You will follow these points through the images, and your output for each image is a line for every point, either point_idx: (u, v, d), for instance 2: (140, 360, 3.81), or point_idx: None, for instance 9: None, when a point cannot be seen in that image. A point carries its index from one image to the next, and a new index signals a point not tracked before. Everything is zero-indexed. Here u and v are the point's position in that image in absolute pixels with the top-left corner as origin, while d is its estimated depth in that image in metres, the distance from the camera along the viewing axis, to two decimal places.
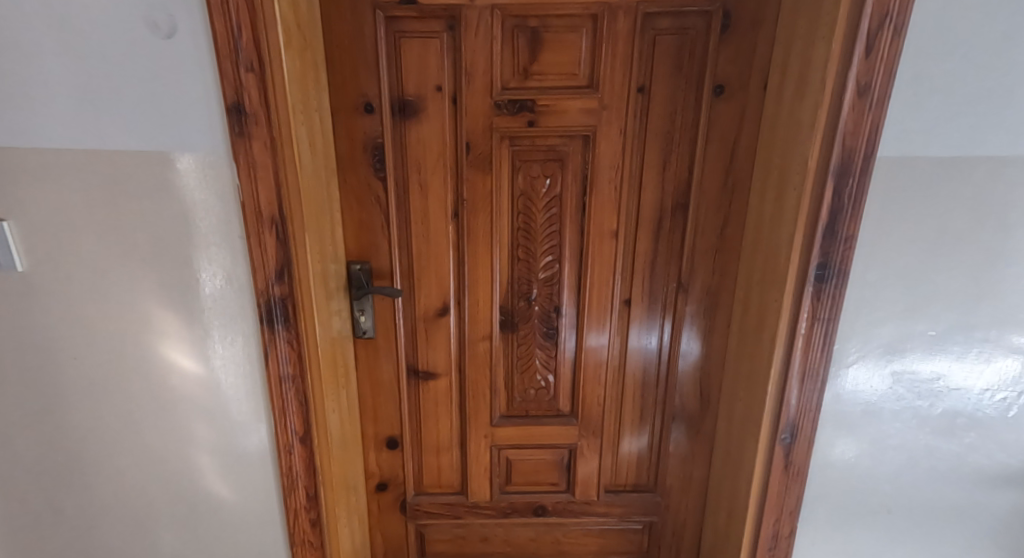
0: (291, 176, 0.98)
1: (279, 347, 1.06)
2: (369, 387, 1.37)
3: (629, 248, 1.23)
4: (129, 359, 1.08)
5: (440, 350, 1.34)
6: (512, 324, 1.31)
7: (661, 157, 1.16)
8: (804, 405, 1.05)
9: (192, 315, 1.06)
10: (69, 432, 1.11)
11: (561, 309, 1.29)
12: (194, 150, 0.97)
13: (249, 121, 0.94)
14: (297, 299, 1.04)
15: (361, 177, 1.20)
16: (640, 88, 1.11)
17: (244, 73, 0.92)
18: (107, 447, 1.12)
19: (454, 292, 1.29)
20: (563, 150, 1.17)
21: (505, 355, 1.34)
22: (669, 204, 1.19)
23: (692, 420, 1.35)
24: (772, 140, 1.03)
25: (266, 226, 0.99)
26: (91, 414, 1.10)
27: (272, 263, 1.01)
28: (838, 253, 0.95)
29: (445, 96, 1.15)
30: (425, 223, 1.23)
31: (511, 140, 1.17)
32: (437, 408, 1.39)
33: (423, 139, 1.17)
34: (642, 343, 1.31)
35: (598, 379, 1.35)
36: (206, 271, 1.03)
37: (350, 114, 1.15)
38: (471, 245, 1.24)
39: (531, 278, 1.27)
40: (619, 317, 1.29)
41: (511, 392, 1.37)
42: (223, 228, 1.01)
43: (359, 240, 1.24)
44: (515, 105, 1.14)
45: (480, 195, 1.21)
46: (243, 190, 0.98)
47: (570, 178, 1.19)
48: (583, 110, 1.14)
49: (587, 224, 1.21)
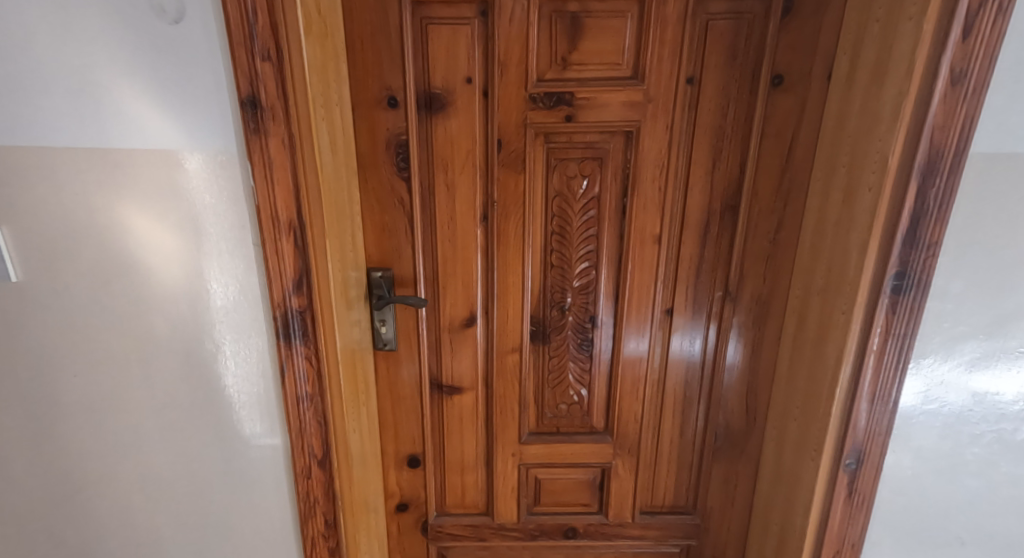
0: (309, 177, 0.89)
1: (296, 363, 0.98)
2: (389, 402, 1.28)
3: (672, 255, 1.14)
4: (133, 377, 0.99)
5: (466, 362, 1.25)
6: (544, 334, 1.22)
7: (710, 155, 1.06)
8: (874, 428, 0.95)
9: (203, 329, 0.97)
10: (69, 455, 1.02)
11: (596, 319, 1.20)
12: (204, 149, 0.88)
13: (265, 116, 0.85)
14: (316, 311, 0.96)
15: (383, 177, 1.11)
16: (689, 79, 1.02)
17: (260, 62, 0.83)
18: (111, 470, 1.03)
19: (481, 300, 1.20)
20: (603, 147, 1.08)
21: (536, 368, 1.25)
22: (717, 206, 1.09)
23: (735, 439, 1.25)
24: (840, 136, 0.93)
25: (283, 232, 0.91)
26: (93, 434, 1.01)
27: (289, 272, 0.93)
28: (918, 261, 0.86)
29: (475, 89, 1.06)
30: (452, 227, 1.14)
31: (546, 136, 1.08)
32: (462, 424, 1.30)
33: (451, 136, 1.08)
34: (683, 354, 1.21)
35: (634, 394, 1.25)
36: (217, 282, 0.95)
37: (372, 108, 1.07)
38: (500, 250, 1.15)
39: (565, 286, 1.18)
40: (659, 328, 1.20)
41: (541, 407, 1.28)
42: (236, 234, 0.92)
43: (380, 245, 1.16)
44: (552, 98, 1.05)
45: (511, 198, 1.12)
46: (258, 193, 0.88)
47: (609, 179, 1.10)
48: (626, 104, 1.04)
49: (627, 228, 1.12)
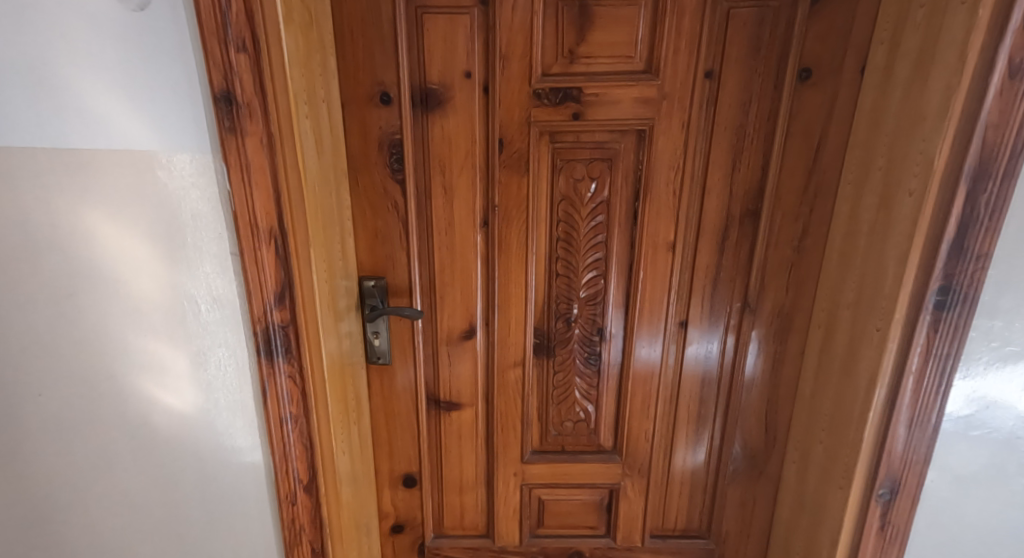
0: (291, 182, 0.82)
1: (279, 382, 0.91)
2: (383, 418, 1.20)
3: (687, 264, 1.05)
4: (103, 402, 0.89)
5: (465, 377, 1.17)
6: (548, 348, 1.14)
7: (730, 157, 0.98)
8: (911, 456, 0.87)
9: (179, 346, 0.89)
10: (27, 500, 0.90)
11: (604, 332, 1.12)
12: (175, 151, 0.80)
13: (241, 113, 0.77)
14: (299, 327, 0.88)
15: (376, 179, 1.03)
16: (708, 73, 0.94)
17: (234, 53, 0.75)
18: (80, 512, 0.92)
19: (481, 311, 1.12)
20: (613, 147, 1.00)
21: (540, 383, 1.17)
22: (737, 211, 1.01)
23: (754, 460, 1.16)
24: (876, 136, 0.85)
25: (264, 241, 0.83)
26: (56, 473, 0.90)
27: (270, 284, 0.85)
28: (965, 274, 0.77)
29: (474, 84, 0.98)
30: (449, 233, 1.06)
31: (552, 135, 1.00)
32: (461, 441, 1.22)
33: (449, 135, 1.00)
34: (697, 369, 1.13)
35: (645, 412, 1.17)
36: (191, 296, 0.86)
37: (364, 105, 0.99)
38: (502, 258, 1.07)
39: (571, 296, 1.10)
40: (672, 342, 1.11)
41: (545, 425, 1.20)
42: (213, 242, 0.84)
43: (373, 252, 1.08)
44: (558, 95, 0.97)
45: (514, 202, 1.04)
46: (234, 198, 0.81)
47: (620, 181, 1.02)
48: (638, 100, 0.96)
49: (638, 234, 1.04)
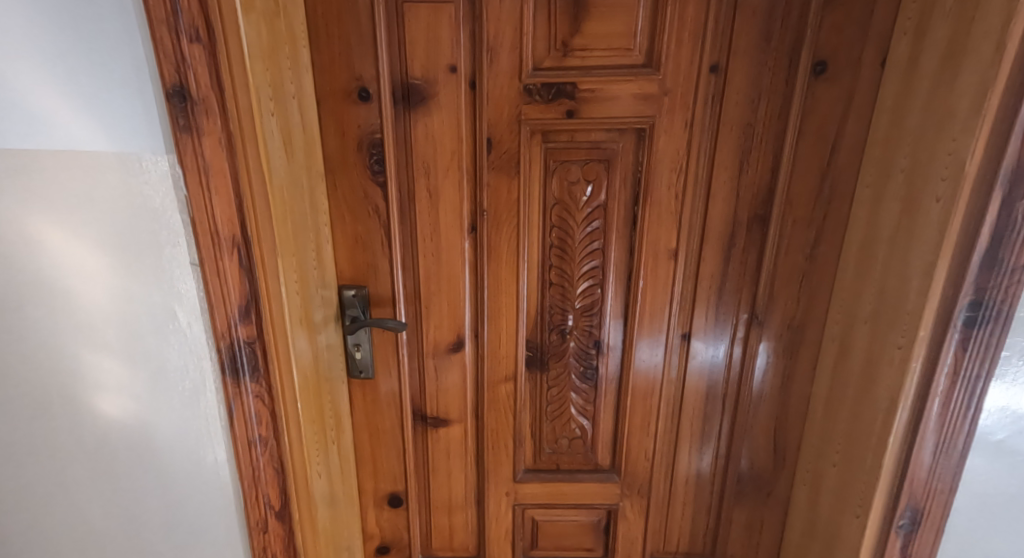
0: (255, 187, 0.75)
1: (246, 403, 0.83)
2: (367, 434, 1.13)
3: (691, 273, 0.98)
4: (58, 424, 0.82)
5: (453, 392, 1.10)
6: (542, 361, 1.07)
7: (737, 158, 0.90)
8: (934, 485, 0.79)
9: (137, 363, 0.82)
10: None
11: (601, 344, 1.05)
12: (125, 153, 0.73)
13: (197, 110, 0.71)
14: (267, 343, 0.81)
15: (355, 182, 0.96)
16: (713, 67, 0.86)
17: (187, 43, 0.68)
18: (37, 536, 0.86)
19: (469, 322, 1.05)
20: (610, 147, 0.92)
21: (533, 398, 1.10)
22: (744, 216, 0.93)
23: (761, 481, 1.09)
24: (898, 136, 0.78)
25: (227, 251, 0.76)
26: (12, 496, 0.84)
27: (234, 297, 0.78)
28: (998, 288, 0.70)
29: (460, 78, 0.90)
30: (435, 239, 0.99)
31: (545, 134, 0.93)
32: (449, 459, 1.15)
33: (433, 134, 0.93)
34: (700, 386, 1.06)
35: (645, 429, 1.10)
36: (148, 308, 0.79)
37: (341, 102, 0.91)
38: (492, 266, 1.00)
39: (566, 306, 1.03)
40: (674, 356, 1.04)
41: (539, 442, 1.13)
42: (170, 250, 0.77)
43: (353, 260, 1.01)
44: (551, 91, 0.90)
45: (504, 206, 0.96)
46: (192, 203, 0.74)
47: (618, 184, 0.94)
48: (638, 96, 0.89)
49: (637, 240, 0.96)
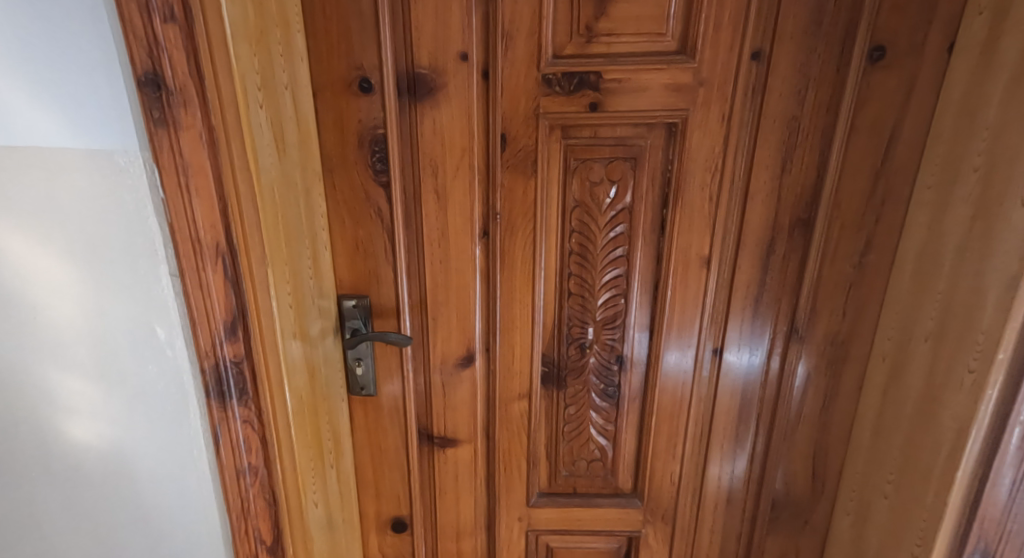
0: (240, 189, 0.67)
1: (233, 429, 0.75)
2: (368, 455, 1.05)
3: (724, 283, 0.89)
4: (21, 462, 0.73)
5: (462, 410, 1.01)
6: (559, 378, 0.98)
7: (780, 156, 0.80)
8: (1011, 526, 0.69)
9: (112, 386, 0.73)
10: None
11: (624, 359, 0.96)
12: (96, 150, 0.65)
13: (174, 101, 0.62)
14: (256, 363, 0.73)
15: (356, 182, 0.87)
16: (755, 53, 0.76)
17: (161, 24, 0.60)
18: None
19: (480, 336, 0.96)
20: (637, 144, 0.84)
21: (549, 417, 1.01)
22: (786, 220, 0.83)
23: (798, 508, 0.99)
24: (972, 131, 0.69)
25: (210, 261, 0.68)
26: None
27: (219, 313, 0.70)
28: None
29: (472, 67, 0.81)
30: (443, 245, 0.90)
31: (565, 130, 0.84)
32: (457, 483, 1.06)
33: (442, 130, 0.84)
34: (732, 409, 0.96)
35: (670, 451, 1.01)
36: (124, 322, 0.71)
37: (340, 94, 0.83)
38: (505, 274, 0.92)
39: (586, 318, 0.94)
40: (704, 373, 0.95)
41: (555, 464, 1.05)
42: (145, 261, 0.70)
43: (354, 267, 0.92)
44: (573, 81, 0.81)
45: (518, 209, 0.88)
46: (170, 207, 0.65)
47: (645, 185, 0.85)
48: (670, 87, 0.80)
49: (666, 247, 0.88)
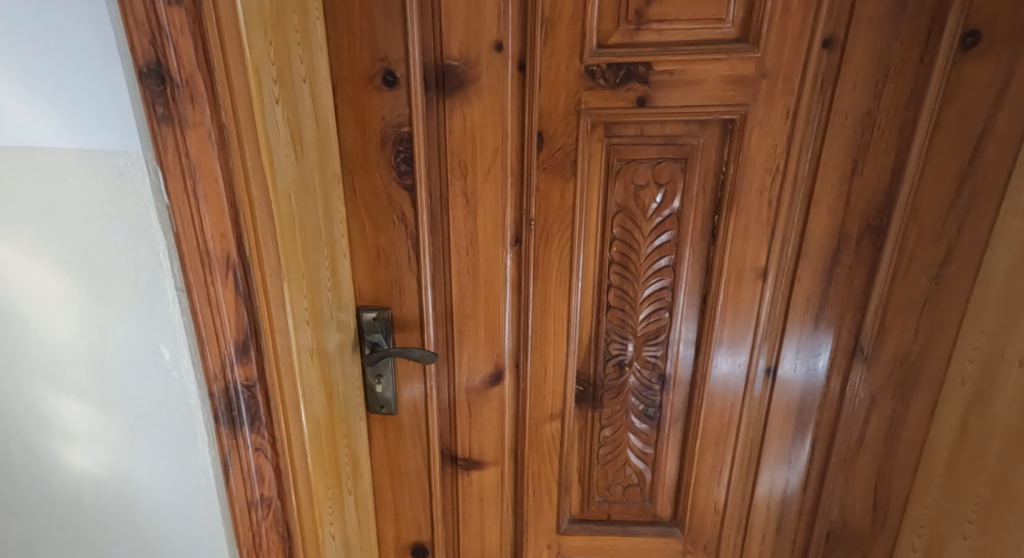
0: (254, 195, 0.59)
1: (244, 457, 0.68)
2: (387, 476, 0.97)
3: (781, 296, 0.81)
4: (20, 486, 0.68)
5: (489, 431, 0.94)
6: (594, 397, 0.90)
7: (850, 156, 0.73)
8: None
9: (112, 409, 0.67)
10: None
11: (666, 378, 0.88)
12: (91, 149, 0.58)
13: (180, 95, 0.54)
14: (269, 386, 0.66)
15: (378, 186, 0.80)
16: (827, 40, 0.69)
17: (166, 6, 0.52)
18: None
19: (510, 351, 0.88)
20: (688, 143, 0.76)
21: (583, 438, 0.93)
22: (854, 228, 0.75)
23: (855, 543, 0.90)
24: None
25: (220, 275, 0.61)
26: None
27: (229, 332, 0.63)
28: None
29: (507, 59, 0.74)
30: (472, 253, 0.83)
31: (608, 127, 0.76)
32: (482, 507, 0.98)
33: (472, 128, 0.77)
34: (784, 435, 0.87)
35: (715, 479, 0.92)
36: (125, 338, 0.64)
37: (362, 88, 0.76)
38: (539, 285, 0.84)
39: (626, 333, 0.86)
40: (755, 394, 0.86)
41: (587, 489, 0.96)
42: (149, 272, 0.62)
43: (374, 277, 0.85)
44: (619, 73, 0.73)
45: (554, 214, 0.80)
46: (177, 215, 0.58)
47: (696, 188, 0.77)
48: (728, 80, 0.72)
49: (717, 256, 0.80)
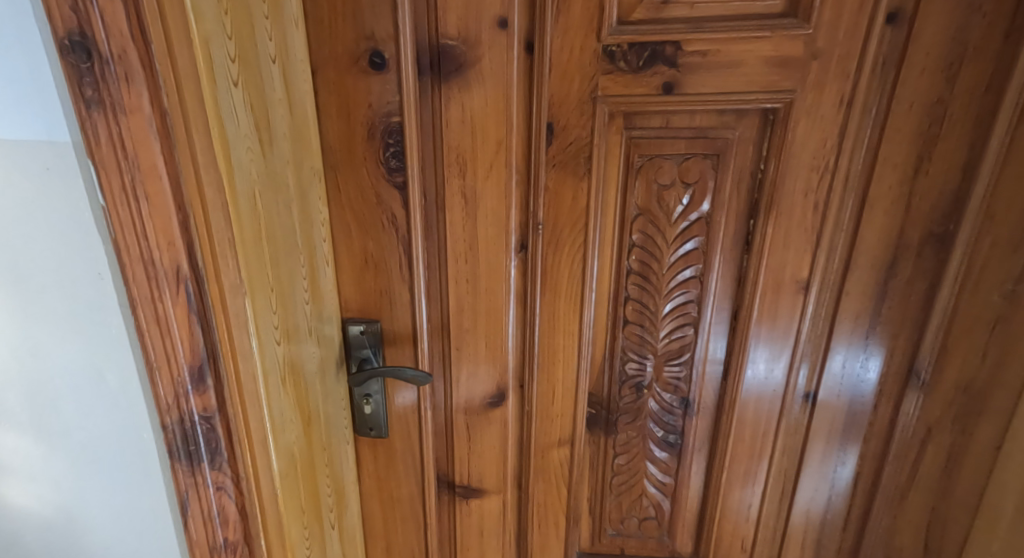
0: (206, 195, 0.50)
1: (205, 498, 0.58)
2: (377, 504, 0.87)
3: (825, 311, 0.70)
4: None
5: (490, 456, 0.84)
6: (608, 422, 0.80)
7: (914, 151, 0.63)
8: None
9: (50, 440, 0.58)
10: None
11: (690, 403, 0.77)
12: (11, 141, 0.49)
13: (111, 74, 0.45)
14: (232, 417, 0.57)
15: (365, 183, 0.70)
16: (891, 15, 0.59)
17: None
18: None
19: (514, 369, 0.79)
20: (722, 136, 0.65)
21: (594, 467, 0.83)
22: (915, 235, 0.66)
23: None
24: None
25: (170, 291, 0.51)
26: None
27: (182, 357, 0.53)
28: None
29: (513, 37, 0.64)
30: (471, 259, 0.73)
31: (628, 118, 0.67)
32: (483, 539, 0.88)
33: (472, 119, 0.67)
34: (822, 468, 0.77)
35: (743, 514, 0.81)
36: (62, 361, 0.55)
37: (346, 72, 0.66)
38: (548, 296, 0.74)
39: (644, 352, 0.76)
40: (790, 422, 0.76)
41: (600, 522, 0.86)
42: (87, 286, 0.53)
43: (362, 287, 0.75)
44: (643, 54, 0.63)
45: (565, 217, 0.70)
46: (114, 219, 0.48)
47: (729, 188, 0.67)
48: (772, 62, 0.62)
49: (752, 266, 0.69)
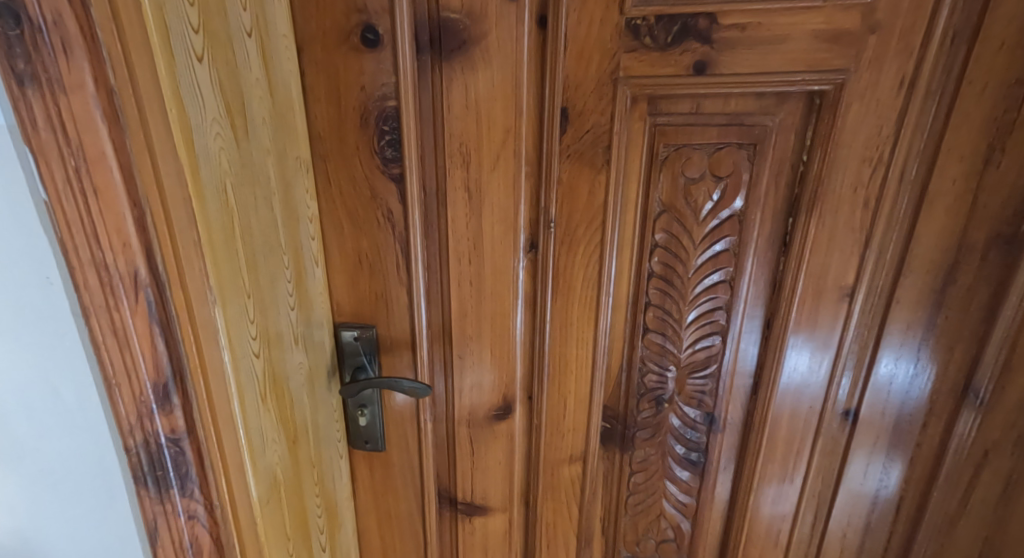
0: (165, 187, 0.43)
1: (177, 528, 0.51)
2: (373, 522, 0.81)
3: (870, 320, 0.63)
4: None
5: (495, 473, 0.76)
6: (624, 438, 0.73)
7: (982, 141, 0.55)
8: None
9: None
10: None
11: (715, 419, 0.70)
12: None
13: (45, 42, 0.38)
14: (202, 439, 0.50)
15: (357, 174, 0.63)
16: None
17: None
18: None
19: (522, 379, 0.71)
20: (760, 123, 0.58)
21: (609, 486, 0.76)
22: (979, 235, 0.58)
23: None
24: None
25: (127, 298, 0.44)
26: None
27: (144, 372, 0.46)
28: None
29: (524, 10, 0.57)
30: (476, 259, 0.66)
31: (653, 102, 0.59)
32: None
33: (477, 103, 0.60)
34: (861, 491, 0.70)
35: (771, 539, 0.74)
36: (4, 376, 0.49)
37: (335, 49, 0.59)
38: (560, 300, 0.67)
39: (666, 363, 0.69)
40: (826, 441, 0.69)
41: (614, 544, 0.79)
42: (32, 291, 0.46)
43: (355, 289, 0.68)
44: (672, 29, 0.56)
45: (580, 214, 0.63)
46: (57, 215, 0.42)
47: (767, 181, 0.59)
48: (821, 37, 0.54)
49: (790, 269, 0.62)
